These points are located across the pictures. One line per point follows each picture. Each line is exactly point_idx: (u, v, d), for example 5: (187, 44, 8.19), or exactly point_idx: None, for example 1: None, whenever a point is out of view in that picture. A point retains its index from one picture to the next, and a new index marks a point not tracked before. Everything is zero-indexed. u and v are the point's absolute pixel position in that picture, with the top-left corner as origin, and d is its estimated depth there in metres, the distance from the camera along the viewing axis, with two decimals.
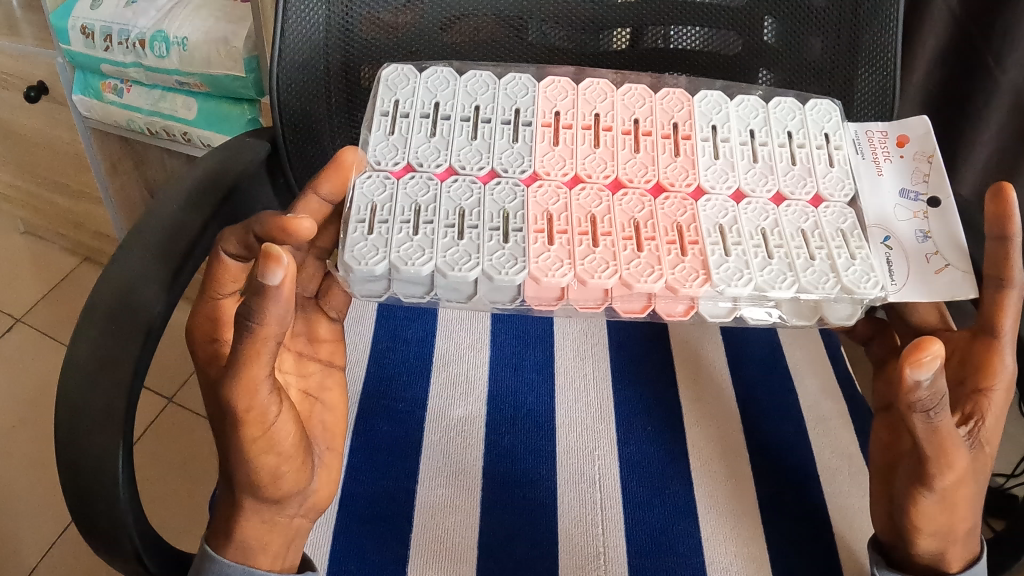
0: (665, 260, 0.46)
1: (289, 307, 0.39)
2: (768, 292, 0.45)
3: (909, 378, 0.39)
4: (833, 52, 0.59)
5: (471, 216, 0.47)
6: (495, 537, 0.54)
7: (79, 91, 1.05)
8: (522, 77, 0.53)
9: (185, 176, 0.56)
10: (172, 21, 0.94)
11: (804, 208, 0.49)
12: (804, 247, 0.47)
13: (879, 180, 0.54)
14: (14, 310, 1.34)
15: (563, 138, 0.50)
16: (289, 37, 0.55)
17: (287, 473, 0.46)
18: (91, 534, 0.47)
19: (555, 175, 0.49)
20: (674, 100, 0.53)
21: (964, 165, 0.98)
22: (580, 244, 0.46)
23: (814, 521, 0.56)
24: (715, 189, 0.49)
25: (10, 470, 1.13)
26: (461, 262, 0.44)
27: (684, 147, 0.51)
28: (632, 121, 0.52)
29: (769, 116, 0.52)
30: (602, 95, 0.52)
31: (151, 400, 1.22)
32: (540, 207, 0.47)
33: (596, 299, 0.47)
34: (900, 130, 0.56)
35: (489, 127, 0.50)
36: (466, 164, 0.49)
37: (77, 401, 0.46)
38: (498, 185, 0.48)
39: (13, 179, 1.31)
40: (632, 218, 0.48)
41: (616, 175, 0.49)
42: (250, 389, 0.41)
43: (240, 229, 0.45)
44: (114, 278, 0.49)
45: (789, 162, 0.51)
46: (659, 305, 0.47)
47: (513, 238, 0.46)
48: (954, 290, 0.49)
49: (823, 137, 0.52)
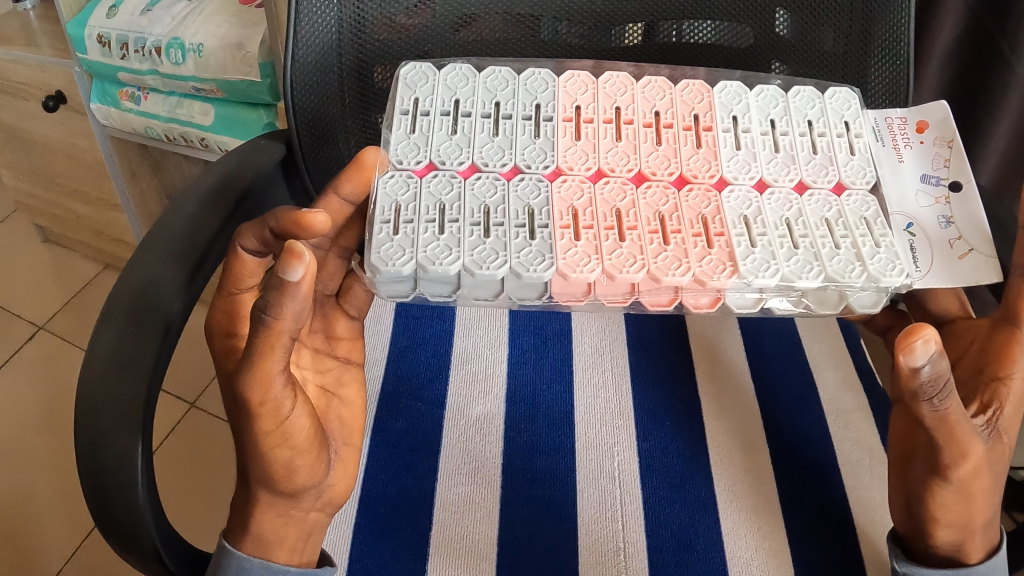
0: (692, 253, 0.45)
1: (306, 303, 0.39)
2: (795, 282, 0.45)
3: (902, 366, 0.39)
4: (846, 42, 0.58)
5: (496, 214, 0.47)
6: (515, 534, 0.54)
7: (97, 100, 1.07)
8: (540, 73, 0.53)
9: (202, 178, 0.57)
10: (188, 28, 0.95)
11: (826, 196, 0.49)
12: (829, 236, 0.47)
13: (901, 167, 0.53)
14: (37, 317, 1.36)
15: (584, 132, 0.50)
16: (303, 38, 0.55)
17: (302, 464, 0.46)
18: (113, 534, 0.48)
19: (578, 170, 0.49)
20: (694, 91, 0.52)
21: (982, 154, 0.97)
22: (606, 239, 0.46)
23: (837, 516, 0.55)
24: (738, 180, 0.49)
25: (34, 476, 1.14)
26: (486, 261, 0.44)
27: (705, 139, 0.50)
28: (653, 114, 0.51)
29: (789, 106, 0.52)
30: (622, 89, 0.52)
31: (173, 404, 1.23)
32: (564, 203, 0.47)
33: (622, 296, 0.46)
34: (918, 116, 0.55)
35: (510, 123, 0.50)
36: (489, 161, 0.48)
37: (97, 401, 0.47)
38: (522, 181, 0.48)
39: (33, 188, 1.32)
40: (657, 211, 0.47)
41: (639, 169, 0.49)
42: (263, 383, 0.41)
43: (257, 225, 0.46)
44: (132, 280, 0.50)
45: (811, 151, 0.50)
46: (684, 298, 0.47)
47: (539, 235, 0.46)
48: (978, 275, 0.49)
49: (844, 125, 0.52)
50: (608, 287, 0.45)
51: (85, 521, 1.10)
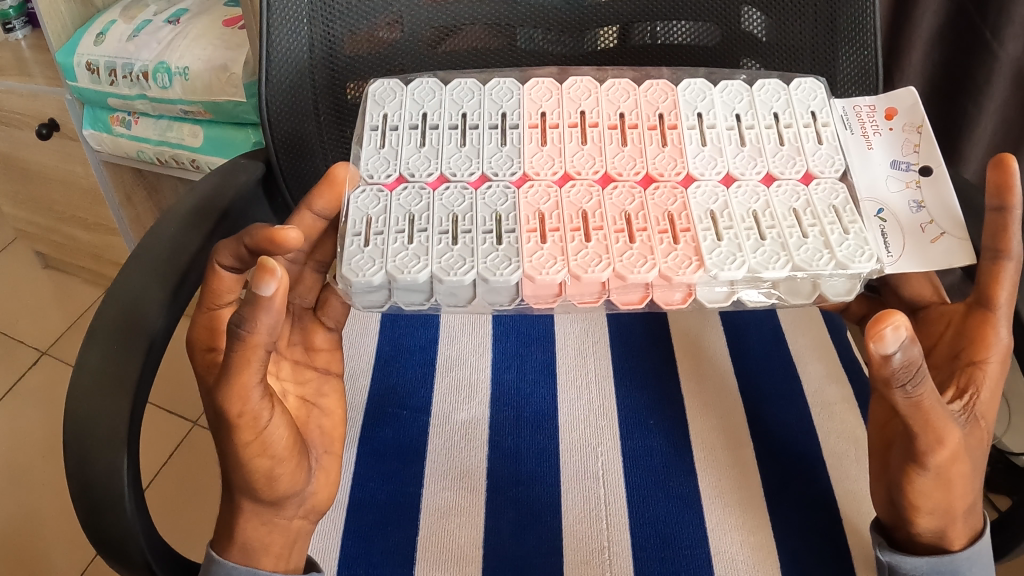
0: (657, 250, 0.46)
1: (280, 316, 0.40)
2: (762, 273, 0.45)
3: (873, 353, 0.39)
4: (812, 34, 0.58)
5: (464, 221, 0.47)
6: (499, 536, 0.54)
7: (89, 126, 1.09)
8: (505, 81, 0.54)
9: (185, 198, 0.58)
10: (174, 52, 0.97)
11: (793, 186, 0.49)
12: (797, 226, 0.47)
13: (870, 154, 0.54)
14: (40, 343, 1.38)
15: (551, 138, 0.51)
16: (276, 57, 0.56)
17: (281, 467, 0.47)
18: (104, 548, 0.48)
19: (544, 174, 0.49)
20: (658, 91, 0.53)
21: (970, 142, 0.97)
22: (572, 240, 0.47)
23: (821, 506, 0.55)
24: (705, 176, 0.50)
25: (39, 501, 1.15)
26: (456, 267, 0.45)
27: (671, 137, 0.51)
28: (618, 115, 0.52)
29: (755, 100, 0.53)
30: (586, 93, 0.53)
31: (176, 424, 1.24)
32: (531, 206, 0.48)
33: (594, 294, 0.47)
34: (886, 103, 0.56)
35: (477, 133, 0.51)
36: (458, 170, 0.50)
37: (83, 420, 0.48)
38: (489, 188, 0.49)
39: (31, 215, 1.35)
40: (623, 210, 0.48)
41: (605, 170, 0.50)
42: (242, 394, 0.42)
43: (232, 242, 0.47)
44: (115, 298, 0.51)
45: (777, 144, 0.51)
46: (655, 295, 0.47)
47: (506, 239, 0.47)
48: (950, 258, 0.49)
49: (810, 115, 0.52)
50: (579, 287, 0.46)
51: (85, 551, 1.10)
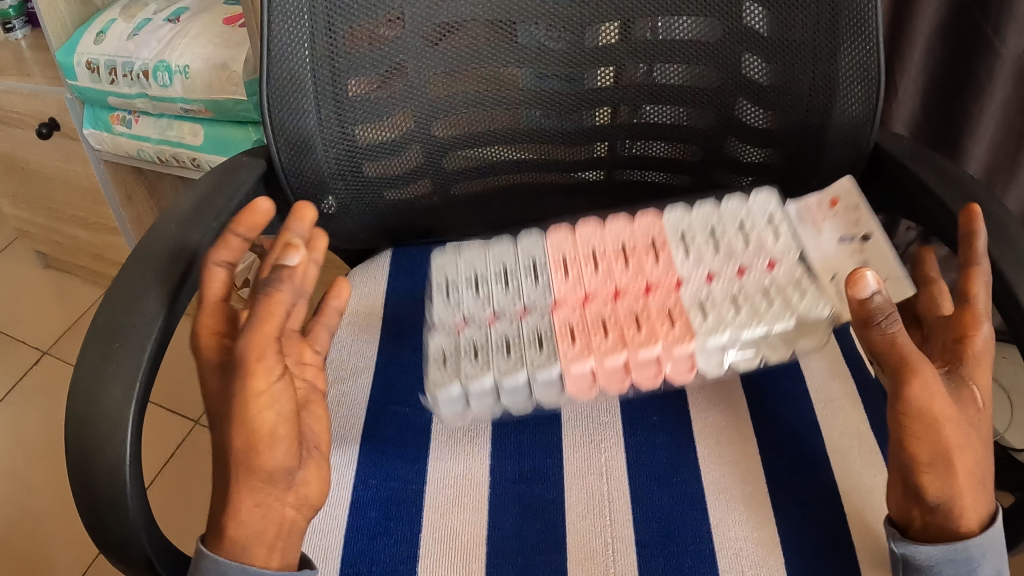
0: (661, 332, 0.56)
1: (293, 286, 0.48)
2: (741, 334, 0.56)
3: (852, 296, 0.47)
4: (815, 29, 0.58)
5: (514, 346, 0.58)
6: (503, 533, 0.54)
7: (89, 125, 1.09)
8: (533, 236, 0.66)
9: (184, 196, 0.58)
10: (174, 50, 0.96)
11: (760, 276, 0.59)
12: (765, 301, 0.58)
13: (821, 237, 0.61)
14: (41, 343, 1.38)
15: (572, 268, 0.62)
16: (275, 54, 0.57)
17: (283, 441, 0.47)
18: (106, 545, 0.48)
19: (571, 297, 0.60)
20: (650, 222, 0.64)
21: (972, 137, 0.98)
22: (602, 338, 0.57)
23: (825, 502, 0.55)
24: (691, 277, 0.60)
25: (42, 500, 1.15)
26: (512, 368, 0.57)
27: (663, 252, 0.62)
28: (623, 247, 0.63)
29: (724, 217, 0.64)
30: (595, 232, 0.64)
31: (178, 423, 1.23)
32: (562, 317, 0.59)
33: (619, 381, 0.56)
34: (831, 188, 0.62)
35: (514, 272, 0.63)
36: (505, 305, 0.61)
37: (85, 418, 0.48)
38: (533, 319, 0.59)
39: (32, 216, 1.35)
40: (635, 310, 0.58)
41: (616, 286, 0.60)
42: (260, 342, 0.45)
43: (228, 236, 0.53)
44: (116, 296, 0.51)
45: (742, 249, 0.62)
46: (669, 371, 0.56)
47: (551, 347, 0.57)
48: (899, 291, 0.56)
49: (770, 220, 0.63)
50: (608, 374, 0.56)
51: (87, 550, 1.10)
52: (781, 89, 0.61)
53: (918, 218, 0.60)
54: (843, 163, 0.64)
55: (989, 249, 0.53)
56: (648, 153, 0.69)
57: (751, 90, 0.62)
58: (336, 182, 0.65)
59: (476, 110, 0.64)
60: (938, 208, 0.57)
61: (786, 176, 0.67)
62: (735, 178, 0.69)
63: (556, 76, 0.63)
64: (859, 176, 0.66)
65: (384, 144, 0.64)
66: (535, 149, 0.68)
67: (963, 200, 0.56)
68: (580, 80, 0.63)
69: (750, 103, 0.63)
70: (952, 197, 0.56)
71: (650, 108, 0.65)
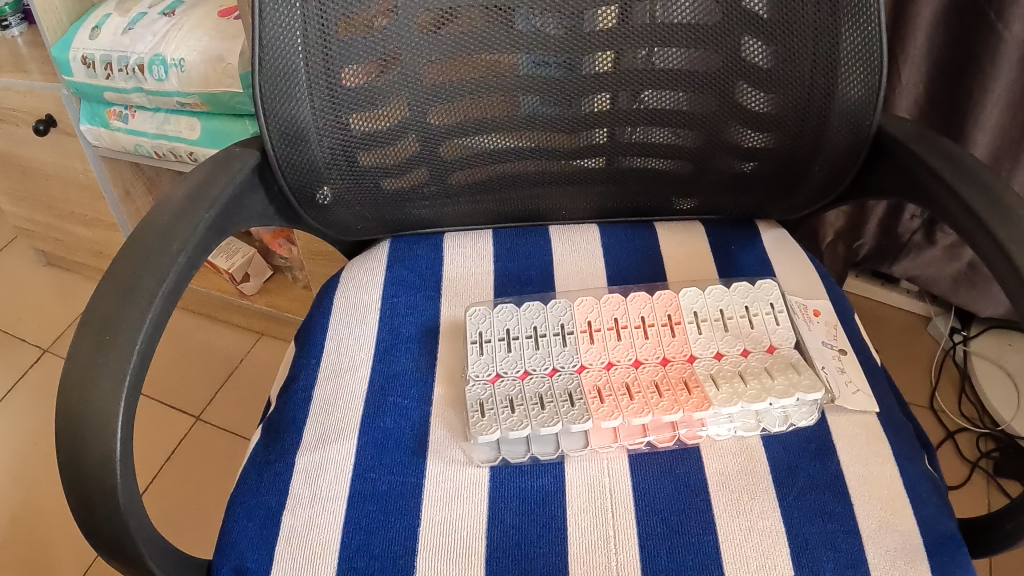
0: (680, 401, 0.58)
1: None
2: (750, 406, 0.58)
3: None
4: (816, 10, 0.57)
5: (547, 396, 0.59)
6: (502, 527, 0.53)
7: (86, 121, 1.08)
8: (560, 299, 0.66)
9: (176, 187, 0.58)
10: (168, 44, 0.95)
11: (761, 356, 0.62)
12: (769, 377, 0.60)
13: (809, 332, 0.65)
14: (42, 340, 1.38)
15: (597, 339, 0.63)
16: (268, 43, 0.56)
17: None
18: (98, 542, 0.48)
19: (595, 363, 0.62)
20: (665, 299, 0.65)
21: (978, 124, 0.96)
22: (623, 399, 0.59)
23: (831, 490, 0.54)
24: (702, 354, 0.62)
25: (43, 499, 1.15)
26: (548, 421, 0.57)
27: (677, 330, 0.63)
28: (640, 317, 0.64)
29: (737, 289, 0.65)
30: (617, 305, 0.65)
31: (179, 419, 1.23)
32: (590, 384, 0.60)
33: (636, 437, 0.58)
34: (814, 303, 0.67)
35: (541, 313, 0.65)
36: (536, 365, 0.62)
37: (73, 414, 0.47)
38: (561, 377, 0.61)
39: (32, 213, 1.34)
40: (653, 380, 0.60)
41: (635, 356, 0.62)
42: None
43: None
44: (107, 289, 0.50)
45: (749, 327, 0.63)
46: (683, 433, 0.58)
47: (578, 402, 0.59)
48: (868, 406, 0.59)
49: (774, 308, 0.64)
50: (629, 433, 0.58)
51: (87, 551, 1.09)
52: (783, 72, 0.60)
53: (922, 202, 0.59)
54: (846, 147, 0.64)
55: (995, 232, 0.51)
56: (650, 139, 0.67)
57: (752, 74, 0.61)
58: (331, 172, 0.65)
59: (472, 97, 0.63)
60: (943, 191, 0.56)
61: (788, 161, 0.66)
62: (738, 164, 0.68)
63: (553, 62, 0.62)
64: (861, 161, 0.65)
65: (379, 133, 0.63)
66: (533, 136, 0.66)
67: (969, 182, 0.55)
68: (579, 65, 0.62)
69: (752, 87, 0.62)
70: (957, 179, 0.55)
71: (649, 93, 0.63)
